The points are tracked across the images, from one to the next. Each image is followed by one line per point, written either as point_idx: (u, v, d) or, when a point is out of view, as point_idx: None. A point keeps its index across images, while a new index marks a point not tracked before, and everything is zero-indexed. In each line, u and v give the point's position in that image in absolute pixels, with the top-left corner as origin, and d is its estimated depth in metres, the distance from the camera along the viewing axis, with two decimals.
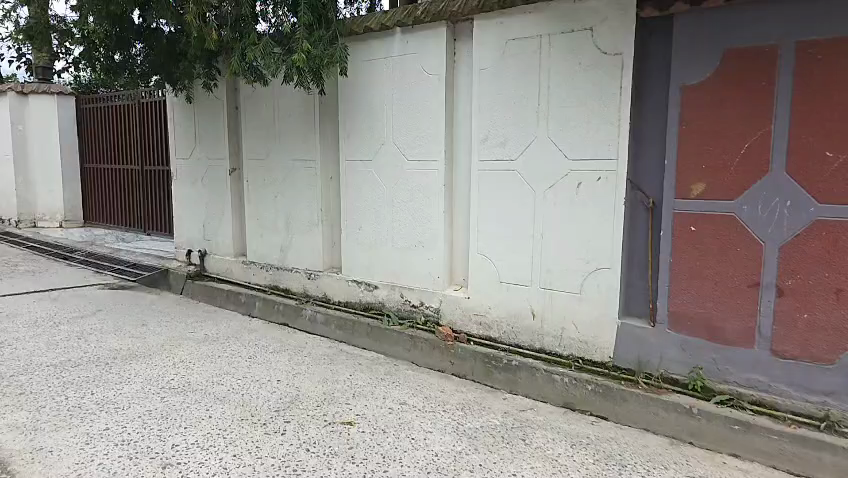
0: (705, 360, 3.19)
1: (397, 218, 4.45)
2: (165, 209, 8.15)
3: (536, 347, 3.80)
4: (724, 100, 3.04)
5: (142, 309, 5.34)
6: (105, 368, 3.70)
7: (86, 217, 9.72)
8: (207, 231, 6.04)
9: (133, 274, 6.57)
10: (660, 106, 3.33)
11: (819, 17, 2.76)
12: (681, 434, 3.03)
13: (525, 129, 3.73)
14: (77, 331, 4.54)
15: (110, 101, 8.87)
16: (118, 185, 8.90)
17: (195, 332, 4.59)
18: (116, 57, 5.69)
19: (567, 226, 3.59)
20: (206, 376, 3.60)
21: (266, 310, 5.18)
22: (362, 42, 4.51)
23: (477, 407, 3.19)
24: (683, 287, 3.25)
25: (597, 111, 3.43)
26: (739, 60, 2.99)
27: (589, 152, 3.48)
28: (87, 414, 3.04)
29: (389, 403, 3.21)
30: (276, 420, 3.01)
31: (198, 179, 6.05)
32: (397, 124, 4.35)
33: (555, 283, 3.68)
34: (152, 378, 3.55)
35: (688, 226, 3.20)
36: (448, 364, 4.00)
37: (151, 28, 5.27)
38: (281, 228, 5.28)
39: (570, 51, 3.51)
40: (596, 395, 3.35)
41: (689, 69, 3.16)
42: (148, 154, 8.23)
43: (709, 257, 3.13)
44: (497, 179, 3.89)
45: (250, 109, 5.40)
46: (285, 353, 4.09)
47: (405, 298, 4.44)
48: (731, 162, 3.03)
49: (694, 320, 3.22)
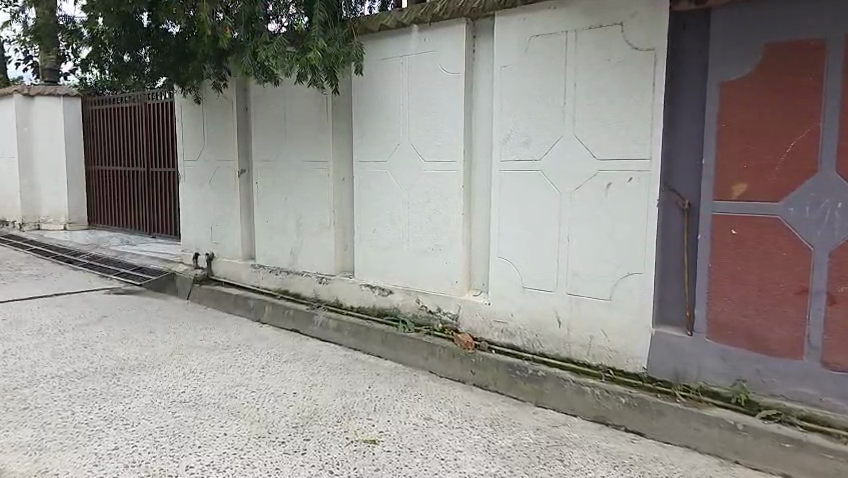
0: (748, 371, 3.01)
1: (413, 221, 4.27)
2: (172, 211, 8.00)
3: (562, 356, 3.61)
4: (765, 97, 2.85)
5: (149, 315, 5.17)
6: (112, 380, 3.54)
7: (90, 218, 9.57)
8: (215, 234, 5.87)
9: (139, 279, 6.42)
10: (694, 103, 3.11)
11: (832, 16, 2.67)
12: (727, 452, 2.86)
13: (550, 127, 3.52)
14: (82, 340, 4.38)
15: (116, 101, 8.73)
16: (123, 187, 8.76)
17: (204, 340, 4.42)
18: (125, 57, 5.46)
19: (597, 230, 3.40)
20: (218, 389, 3.42)
21: (275, 316, 4.99)
22: (378, 39, 4.32)
23: (507, 423, 3.02)
24: (723, 294, 3.06)
25: (628, 110, 3.23)
26: (783, 54, 2.80)
27: (619, 152, 3.28)
28: (94, 431, 2.87)
29: (413, 419, 3.04)
30: (295, 437, 2.83)
31: (206, 181, 5.89)
32: (414, 123, 4.16)
33: (583, 289, 3.49)
34: (162, 391, 3.38)
35: (728, 229, 3.01)
36: (468, 374, 3.79)
37: (161, 30, 5.14)
38: (291, 231, 5.11)
39: (598, 46, 3.30)
40: (630, 409, 3.17)
41: (728, 64, 2.96)
42: (154, 156, 8.10)
43: (752, 262, 2.95)
44: (520, 179, 3.68)
45: (259, 111, 5.24)
46: (299, 361, 3.90)
47: (422, 303, 4.25)
48: (776, 161, 2.84)
49: (735, 330, 3.04)
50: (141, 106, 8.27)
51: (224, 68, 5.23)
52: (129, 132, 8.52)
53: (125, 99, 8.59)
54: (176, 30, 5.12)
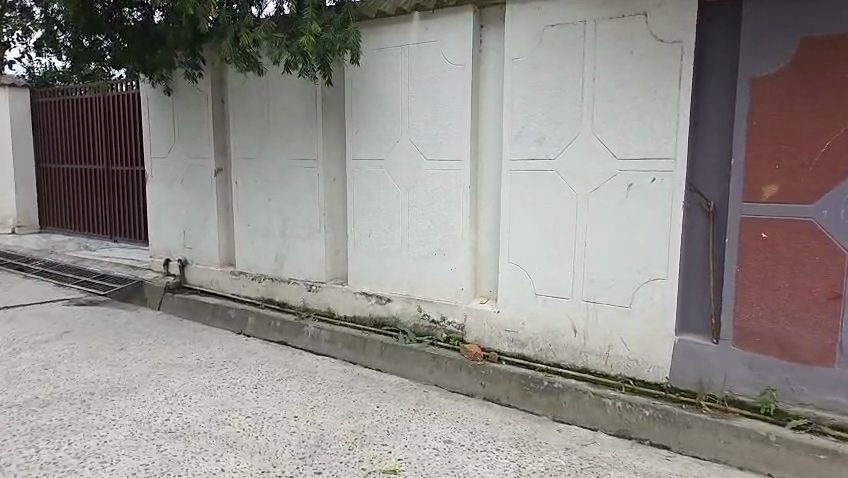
0: (777, 380, 2.88)
1: (414, 225, 4.04)
2: (135, 212, 7.47)
3: (578, 366, 3.45)
4: (799, 93, 2.69)
5: (117, 329, 4.72)
6: (82, 408, 3.13)
7: (42, 220, 8.90)
8: (189, 238, 5.47)
9: (103, 288, 5.92)
10: (721, 100, 2.94)
11: None
12: (758, 465, 2.74)
13: (567, 125, 3.32)
14: (41, 360, 3.92)
15: (70, 93, 8.13)
16: (80, 186, 8.17)
17: (184, 356, 4.04)
18: (84, 42, 5.00)
19: (616, 234, 3.22)
20: (206, 414, 3.06)
21: (260, 327, 4.67)
22: (373, 28, 4.08)
23: (533, 444, 2.83)
24: (751, 301, 2.91)
25: (651, 105, 3.04)
26: (814, 51, 2.64)
27: (641, 152, 3.10)
28: (66, 473, 2.50)
29: (432, 442, 2.79)
30: (304, 471, 2.53)
31: (178, 181, 5.48)
32: (415, 120, 3.93)
33: (600, 295, 3.32)
34: (141, 419, 3.00)
35: (756, 233, 2.85)
36: (478, 387, 3.59)
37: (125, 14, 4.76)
38: (277, 235, 4.80)
39: (620, 37, 3.10)
40: (654, 421, 3.01)
41: (758, 60, 2.77)
42: (115, 153, 7.58)
43: (782, 268, 2.80)
44: (532, 180, 3.48)
45: (239, 103, 4.89)
46: (296, 379, 3.59)
47: (423, 312, 4.03)
48: (809, 161, 2.69)
49: (763, 337, 2.90)
50: (99, 99, 7.71)
51: (198, 57, 5.00)
52: (86, 128, 7.94)
53: (81, 92, 8.00)
54: (138, 13, 4.78)
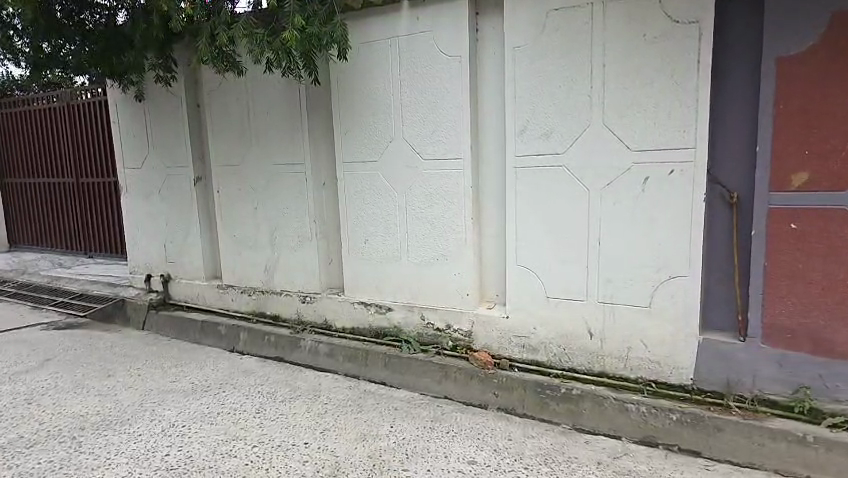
0: (811, 378, 2.75)
1: (413, 228, 3.82)
2: (111, 225, 7.11)
3: (595, 371, 3.28)
4: (830, 74, 2.55)
5: (101, 353, 4.42)
6: (72, 446, 2.86)
7: (11, 237, 8.44)
8: (171, 252, 5.18)
9: (81, 308, 5.58)
10: (743, 87, 2.81)
11: None
12: (796, 468, 2.60)
13: (576, 118, 3.15)
14: (23, 393, 3.62)
15: (30, 103, 7.68)
16: (50, 201, 7.76)
17: (178, 380, 3.78)
18: (45, 47, 4.65)
19: (632, 231, 3.06)
20: (209, 446, 2.82)
21: (253, 342, 4.42)
22: (360, 20, 3.84)
23: (563, 459, 2.66)
24: (780, 295, 2.77)
25: (666, 93, 2.89)
26: (835, 34, 2.52)
27: (658, 143, 2.94)
28: None
29: (457, 464, 2.60)
30: None
31: (157, 191, 5.17)
32: (410, 118, 3.72)
33: (618, 295, 3.15)
34: (139, 455, 2.75)
35: (785, 223, 2.71)
36: (491, 398, 3.41)
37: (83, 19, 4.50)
38: (265, 245, 4.55)
39: (633, 19, 2.93)
40: (682, 426, 2.85)
41: (784, 40, 2.63)
42: (85, 163, 7.20)
43: (815, 258, 2.66)
44: (539, 178, 3.31)
45: (218, 107, 4.61)
46: (300, 399, 3.36)
47: (427, 320, 3.83)
48: (842, 145, 2.56)
49: (795, 333, 2.76)
50: (63, 108, 7.28)
51: (169, 58, 4.62)
52: (52, 139, 7.52)
53: (42, 101, 7.55)
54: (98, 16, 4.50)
